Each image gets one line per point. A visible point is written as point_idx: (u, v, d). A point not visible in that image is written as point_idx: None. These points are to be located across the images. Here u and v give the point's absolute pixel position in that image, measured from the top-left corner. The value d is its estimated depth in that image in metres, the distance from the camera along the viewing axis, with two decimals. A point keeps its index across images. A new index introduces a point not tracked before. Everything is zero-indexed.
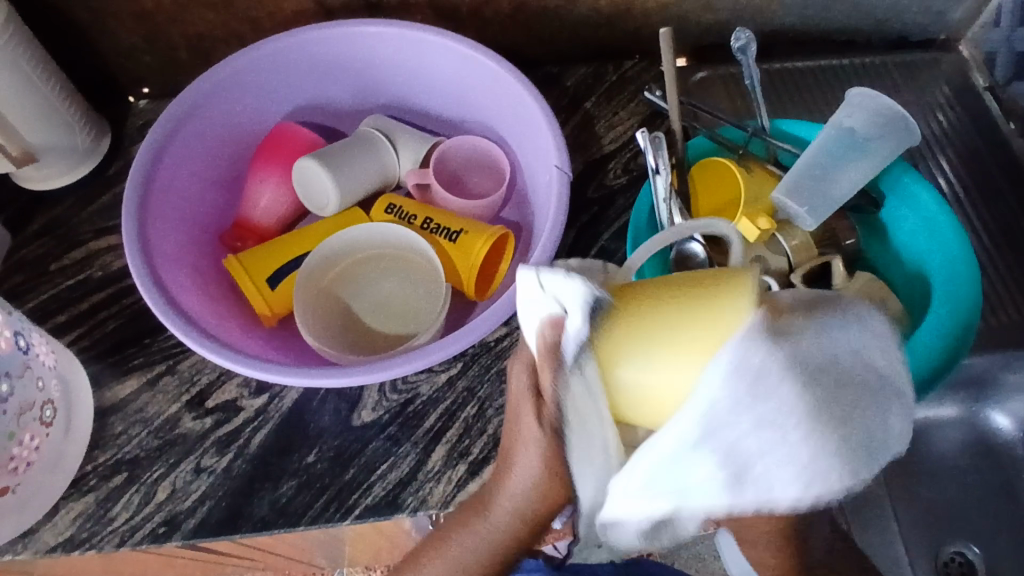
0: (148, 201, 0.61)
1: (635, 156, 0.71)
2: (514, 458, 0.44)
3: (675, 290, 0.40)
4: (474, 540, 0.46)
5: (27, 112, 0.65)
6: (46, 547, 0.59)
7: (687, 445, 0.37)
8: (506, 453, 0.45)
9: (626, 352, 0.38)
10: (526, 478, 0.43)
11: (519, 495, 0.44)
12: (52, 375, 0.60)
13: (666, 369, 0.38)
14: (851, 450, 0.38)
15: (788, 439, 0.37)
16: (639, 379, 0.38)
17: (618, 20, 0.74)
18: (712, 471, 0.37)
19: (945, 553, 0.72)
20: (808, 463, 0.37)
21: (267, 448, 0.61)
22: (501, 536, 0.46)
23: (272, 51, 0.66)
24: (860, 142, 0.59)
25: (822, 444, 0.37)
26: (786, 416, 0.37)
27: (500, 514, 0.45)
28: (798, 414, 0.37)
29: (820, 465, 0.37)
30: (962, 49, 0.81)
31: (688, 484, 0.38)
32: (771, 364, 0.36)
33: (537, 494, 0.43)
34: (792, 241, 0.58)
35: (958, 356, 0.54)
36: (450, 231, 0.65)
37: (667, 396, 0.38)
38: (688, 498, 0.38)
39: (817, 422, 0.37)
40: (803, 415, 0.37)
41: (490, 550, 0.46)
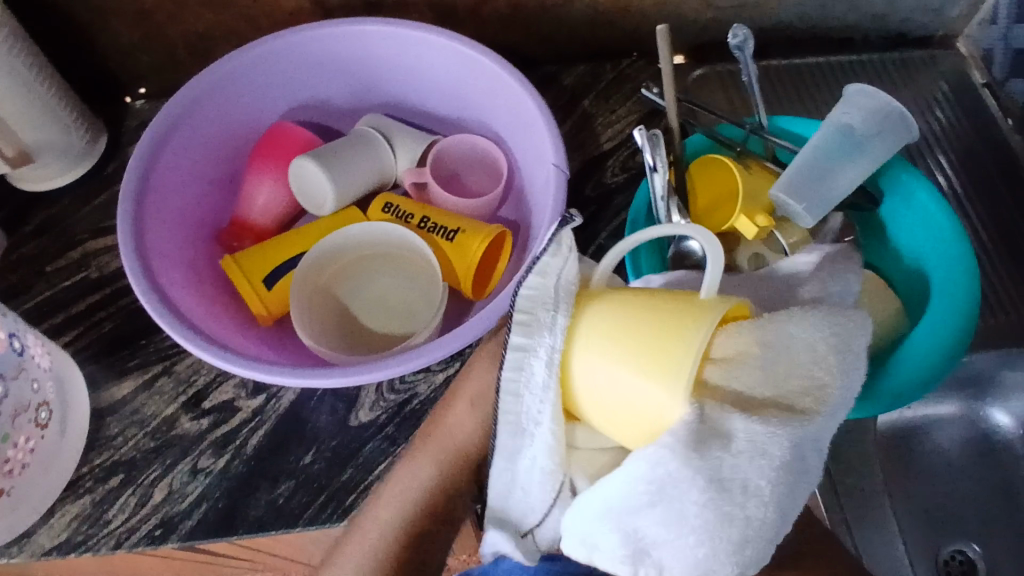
0: (144, 201, 0.61)
1: (633, 154, 0.71)
2: (457, 397, 0.48)
3: (653, 298, 0.39)
4: (416, 479, 0.50)
5: (22, 112, 0.64)
6: (42, 550, 0.59)
7: (608, 506, 0.38)
8: (450, 395, 0.49)
9: (587, 350, 0.38)
10: (469, 412, 0.48)
11: (457, 430, 0.48)
12: (47, 376, 0.59)
13: (614, 374, 0.37)
14: (755, 546, 0.38)
15: (692, 529, 0.37)
16: (592, 383, 0.38)
17: (616, 19, 0.74)
18: (614, 539, 0.38)
19: (946, 552, 0.71)
20: (708, 556, 0.37)
21: (264, 448, 0.61)
22: (438, 475, 0.49)
23: (267, 50, 0.66)
24: (858, 138, 0.59)
25: (719, 542, 0.37)
26: (703, 504, 0.37)
27: (439, 451, 0.49)
28: (709, 510, 0.37)
29: (710, 563, 0.38)
30: (960, 45, 0.81)
31: (596, 540, 0.38)
32: (698, 458, 0.36)
33: (475, 428, 0.48)
34: (791, 238, 0.59)
35: (957, 356, 0.54)
36: (447, 230, 0.65)
37: (609, 408, 0.38)
38: (595, 556, 0.39)
39: (728, 519, 0.37)
40: (707, 515, 0.37)
41: (429, 488, 0.50)
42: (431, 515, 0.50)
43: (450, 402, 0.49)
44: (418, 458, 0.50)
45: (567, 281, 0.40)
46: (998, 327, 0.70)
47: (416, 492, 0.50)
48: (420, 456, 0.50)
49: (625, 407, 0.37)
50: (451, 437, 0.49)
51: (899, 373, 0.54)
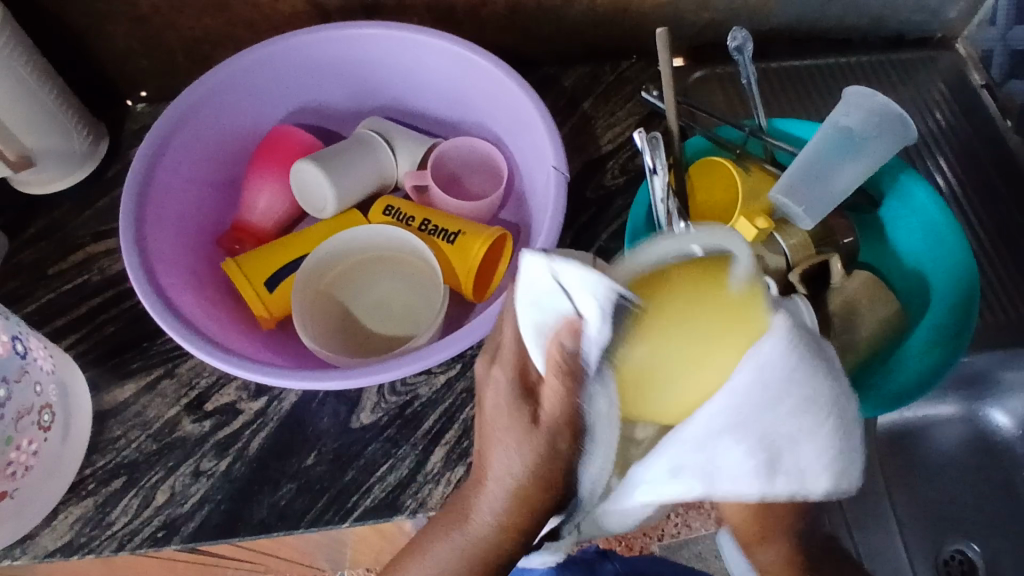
0: (146, 205, 0.61)
1: (633, 156, 0.71)
2: (496, 434, 0.41)
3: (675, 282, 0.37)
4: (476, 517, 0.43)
5: (23, 117, 0.64)
6: (45, 552, 0.59)
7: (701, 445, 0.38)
8: (485, 428, 0.42)
9: (653, 331, 0.35)
10: (508, 451, 0.40)
11: (503, 475, 0.41)
12: (50, 379, 0.59)
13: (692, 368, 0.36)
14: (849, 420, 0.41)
15: (796, 416, 0.39)
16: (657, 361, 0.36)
17: (615, 21, 0.74)
18: (740, 460, 0.39)
19: (946, 552, 0.71)
20: (835, 440, 0.40)
21: (266, 450, 0.61)
22: (507, 512, 0.42)
23: (268, 54, 0.66)
24: (856, 141, 0.59)
25: (821, 419, 0.39)
26: (815, 408, 0.39)
27: (497, 491, 0.41)
28: (822, 406, 0.39)
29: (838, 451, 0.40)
30: (958, 46, 0.81)
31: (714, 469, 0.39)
32: (794, 363, 0.37)
33: (522, 467, 0.40)
34: (791, 241, 0.57)
35: (955, 356, 0.54)
36: (448, 232, 0.65)
37: (690, 368, 0.36)
38: (716, 485, 0.39)
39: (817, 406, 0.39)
40: (824, 408, 0.39)
41: (494, 527, 0.42)
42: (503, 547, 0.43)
43: (489, 439, 0.41)
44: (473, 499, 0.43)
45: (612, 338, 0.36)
46: (997, 327, 0.70)
47: (474, 533, 0.43)
48: (478, 494, 0.42)
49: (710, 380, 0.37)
50: (503, 476, 0.41)
51: (897, 373, 0.55)
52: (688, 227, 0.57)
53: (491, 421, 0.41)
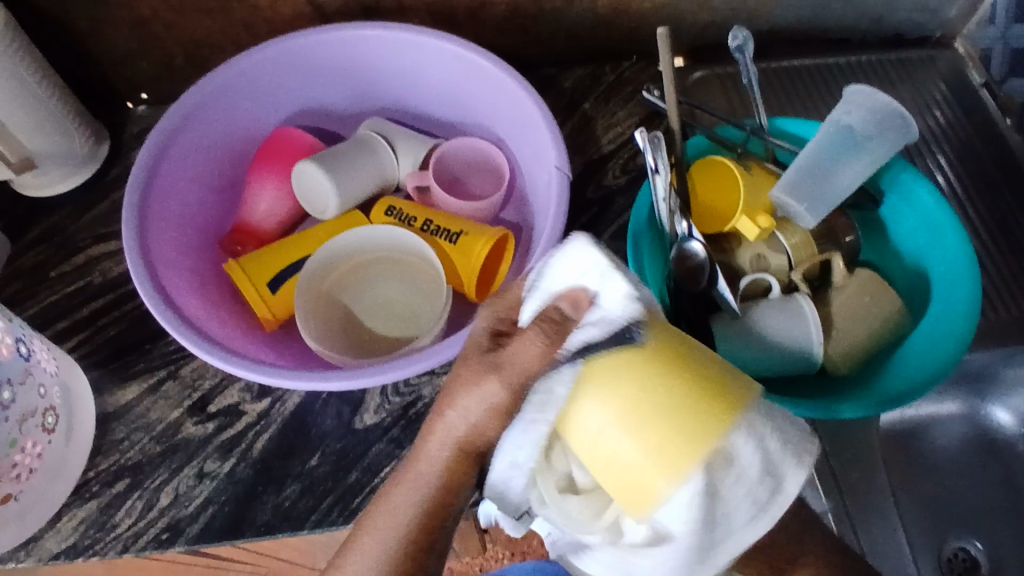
0: (147, 207, 0.61)
1: (633, 156, 0.71)
2: (446, 412, 0.42)
3: (664, 379, 0.36)
4: (412, 488, 0.44)
5: (23, 120, 0.65)
6: (49, 554, 0.59)
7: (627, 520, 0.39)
8: (438, 403, 0.43)
9: (601, 390, 0.37)
10: (463, 421, 0.42)
11: (457, 430, 0.42)
12: (53, 381, 0.60)
13: (607, 440, 0.37)
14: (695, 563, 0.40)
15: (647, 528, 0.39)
16: (598, 437, 0.37)
17: (614, 22, 0.74)
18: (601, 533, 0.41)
19: (949, 549, 0.69)
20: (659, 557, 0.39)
21: (270, 452, 0.61)
22: (438, 485, 0.44)
23: (267, 56, 0.66)
24: (858, 139, 0.59)
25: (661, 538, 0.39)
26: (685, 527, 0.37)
27: (436, 462, 0.43)
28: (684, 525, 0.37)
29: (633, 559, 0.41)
30: (958, 45, 0.82)
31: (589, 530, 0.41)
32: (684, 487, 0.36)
33: (466, 442, 0.42)
34: (792, 239, 0.60)
35: (959, 352, 0.53)
36: (450, 233, 0.65)
37: (627, 481, 0.37)
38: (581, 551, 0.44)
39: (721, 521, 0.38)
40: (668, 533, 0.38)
41: (424, 500, 0.44)
42: (431, 522, 0.45)
43: (440, 412, 0.43)
44: (412, 475, 0.44)
45: (600, 336, 0.38)
46: (997, 325, 0.70)
47: (423, 494, 0.44)
48: (412, 464, 0.44)
49: (621, 468, 0.37)
50: (445, 444, 0.43)
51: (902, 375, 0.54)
52: (689, 227, 0.58)
53: (444, 395, 0.43)
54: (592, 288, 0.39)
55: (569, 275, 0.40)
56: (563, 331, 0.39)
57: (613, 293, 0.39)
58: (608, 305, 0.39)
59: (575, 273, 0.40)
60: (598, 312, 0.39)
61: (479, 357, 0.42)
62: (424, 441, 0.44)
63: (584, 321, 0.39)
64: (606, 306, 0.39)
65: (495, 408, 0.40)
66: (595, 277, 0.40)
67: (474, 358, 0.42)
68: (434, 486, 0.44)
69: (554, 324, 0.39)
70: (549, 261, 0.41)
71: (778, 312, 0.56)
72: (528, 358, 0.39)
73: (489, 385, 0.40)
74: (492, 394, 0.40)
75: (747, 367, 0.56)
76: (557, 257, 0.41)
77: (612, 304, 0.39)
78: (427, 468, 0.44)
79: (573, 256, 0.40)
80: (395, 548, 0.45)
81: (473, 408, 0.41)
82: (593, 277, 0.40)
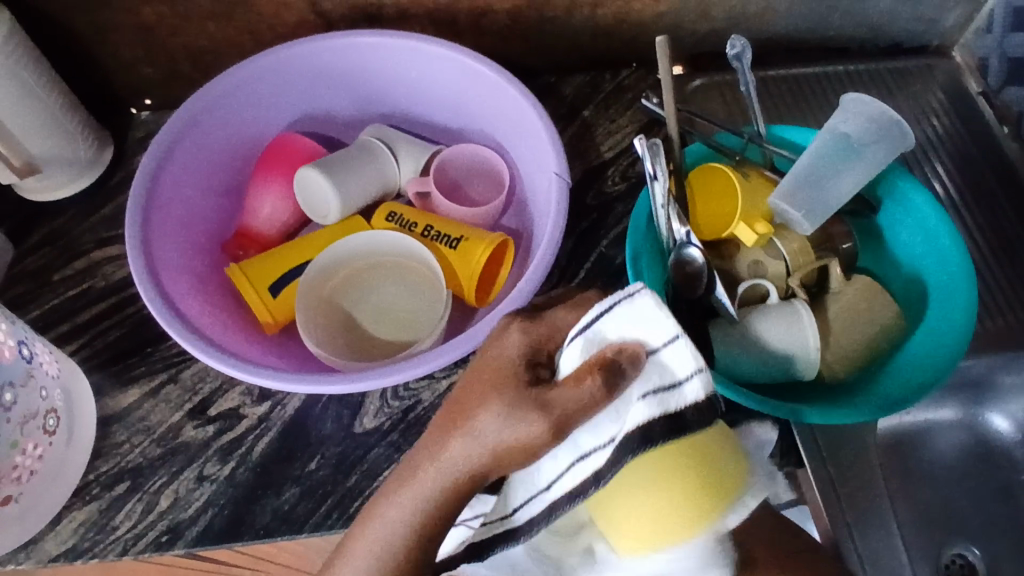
0: (150, 211, 0.62)
1: (632, 163, 0.72)
2: (455, 433, 0.37)
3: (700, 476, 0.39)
4: (406, 511, 0.37)
5: (27, 124, 0.65)
6: (49, 556, 0.59)
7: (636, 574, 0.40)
8: (448, 418, 0.37)
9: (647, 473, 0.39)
10: (478, 441, 0.36)
11: (468, 454, 0.36)
12: (55, 384, 0.60)
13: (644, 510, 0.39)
14: None
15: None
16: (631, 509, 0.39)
17: (613, 31, 0.75)
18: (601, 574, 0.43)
19: (947, 556, 0.69)
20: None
21: (270, 456, 0.61)
22: (436, 510, 0.37)
23: (271, 63, 0.67)
24: (855, 147, 0.59)
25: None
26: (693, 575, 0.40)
27: (432, 483, 0.37)
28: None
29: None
30: (955, 54, 0.82)
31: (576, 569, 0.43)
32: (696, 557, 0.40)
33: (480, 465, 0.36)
34: (790, 245, 0.60)
35: (953, 359, 0.54)
36: (450, 238, 0.66)
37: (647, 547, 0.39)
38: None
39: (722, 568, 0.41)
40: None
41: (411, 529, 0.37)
42: (418, 554, 0.37)
43: (453, 428, 0.37)
44: (406, 497, 0.37)
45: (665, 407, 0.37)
46: (995, 332, 0.70)
47: (412, 522, 0.37)
48: (407, 487, 0.37)
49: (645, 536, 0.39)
50: (457, 464, 0.36)
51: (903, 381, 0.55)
52: (687, 233, 0.58)
53: (461, 407, 0.37)
54: (659, 343, 0.38)
55: (629, 327, 0.38)
56: (618, 382, 0.36)
57: (677, 361, 0.37)
58: (676, 368, 0.38)
59: (636, 326, 0.38)
60: (664, 375, 0.38)
61: (512, 385, 0.36)
62: (426, 454, 0.37)
63: (644, 386, 0.37)
64: (668, 373, 0.38)
65: (519, 444, 0.35)
66: (660, 337, 0.38)
67: (499, 375, 0.37)
68: (432, 513, 0.37)
69: (612, 372, 0.36)
70: (612, 305, 0.38)
71: (775, 317, 0.57)
72: (572, 403, 0.35)
73: (525, 414, 0.35)
74: (525, 420, 0.35)
75: (745, 376, 0.56)
76: (623, 304, 0.38)
77: (679, 369, 0.38)
78: (427, 487, 0.37)
79: (638, 309, 0.38)
80: None
81: (495, 432, 0.36)
82: (657, 335, 0.38)
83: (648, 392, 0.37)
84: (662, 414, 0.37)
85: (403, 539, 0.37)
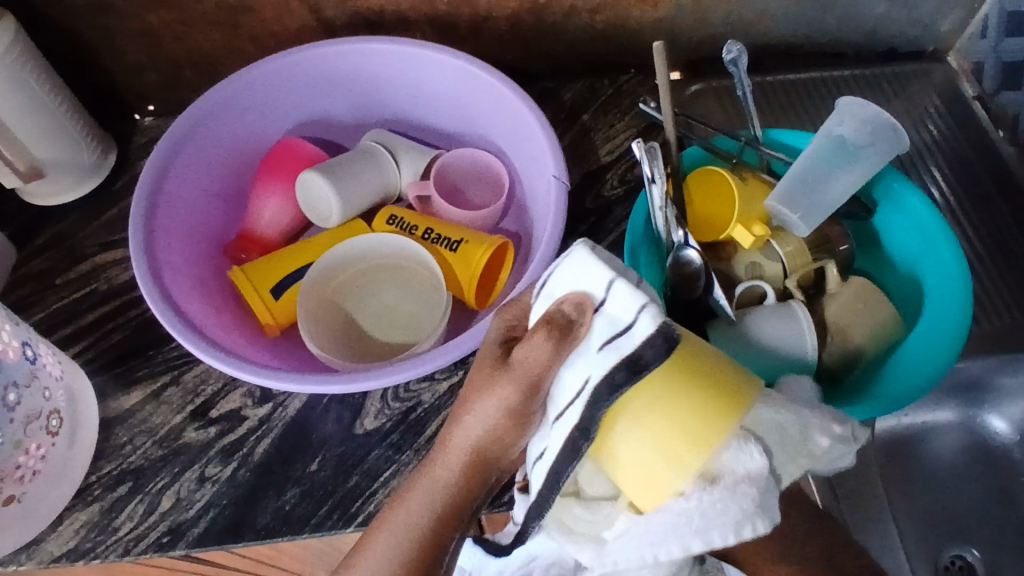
0: (154, 213, 0.62)
1: (631, 167, 0.73)
2: (461, 418, 0.42)
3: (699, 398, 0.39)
4: (428, 491, 0.43)
5: (31, 129, 0.66)
6: (51, 557, 0.59)
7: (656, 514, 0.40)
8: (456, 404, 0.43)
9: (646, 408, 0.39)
10: (482, 420, 0.41)
11: (468, 437, 0.42)
12: (58, 385, 0.60)
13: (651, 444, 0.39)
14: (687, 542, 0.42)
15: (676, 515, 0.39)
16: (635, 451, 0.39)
17: (612, 36, 0.76)
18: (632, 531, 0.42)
19: (945, 558, 0.70)
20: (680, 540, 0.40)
21: (271, 456, 0.62)
22: (455, 485, 0.43)
23: (273, 69, 0.68)
24: (850, 149, 0.60)
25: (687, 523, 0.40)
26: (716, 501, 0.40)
27: (454, 459, 0.43)
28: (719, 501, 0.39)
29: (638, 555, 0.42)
30: (950, 59, 0.83)
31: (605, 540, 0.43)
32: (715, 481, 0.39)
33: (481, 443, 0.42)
34: (786, 247, 0.61)
35: (950, 359, 0.54)
36: (451, 241, 0.66)
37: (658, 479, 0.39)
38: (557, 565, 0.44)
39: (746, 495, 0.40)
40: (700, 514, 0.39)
41: (436, 507, 0.43)
42: (443, 528, 0.43)
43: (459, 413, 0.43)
44: (426, 479, 0.43)
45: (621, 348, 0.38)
46: (992, 334, 0.70)
47: (432, 502, 0.43)
48: (423, 471, 0.44)
49: (655, 470, 0.39)
50: (463, 444, 0.42)
51: (904, 380, 0.55)
52: (685, 235, 0.59)
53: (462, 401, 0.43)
54: (600, 294, 0.39)
55: (570, 278, 0.41)
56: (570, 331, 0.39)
57: (621, 304, 0.38)
58: (623, 311, 0.38)
59: (574, 278, 0.40)
60: (614, 324, 0.38)
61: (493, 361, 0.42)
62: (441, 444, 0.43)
63: (596, 334, 0.39)
64: (615, 314, 0.38)
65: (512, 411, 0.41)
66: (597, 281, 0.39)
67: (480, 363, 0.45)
68: (450, 489, 0.43)
69: (561, 326, 0.39)
70: (555, 266, 0.42)
71: (773, 317, 0.57)
72: (534, 363, 0.39)
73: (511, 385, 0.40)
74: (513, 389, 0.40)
75: (746, 375, 0.56)
76: (564, 263, 0.41)
77: (621, 312, 0.38)
78: (440, 467, 0.43)
79: (580, 264, 0.40)
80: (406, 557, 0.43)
81: (490, 407, 0.41)
82: (595, 280, 0.40)
83: (602, 338, 0.38)
84: (619, 361, 0.38)
85: (427, 516, 0.43)
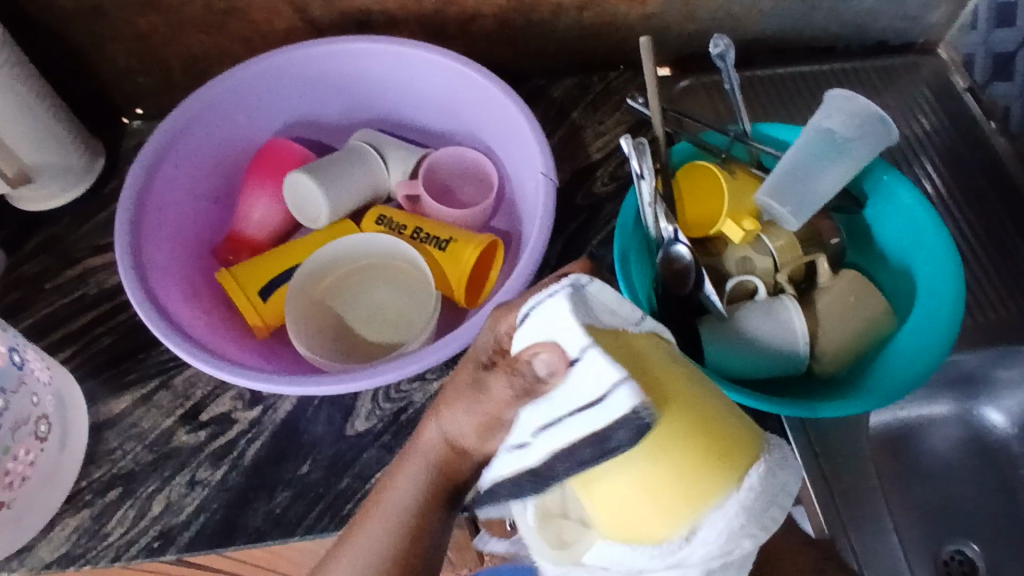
0: (141, 217, 0.62)
1: (621, 164, 0.72)
2: (440, 412, 0.45)
3: (691, 440, 0.34)
4: (403, 491, 0.46)
5: (17, 134, 0.66)
6: (42, 563, 0.59)
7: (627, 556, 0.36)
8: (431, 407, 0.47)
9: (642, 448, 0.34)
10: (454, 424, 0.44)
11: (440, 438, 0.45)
12: (47, 390, 0.60)
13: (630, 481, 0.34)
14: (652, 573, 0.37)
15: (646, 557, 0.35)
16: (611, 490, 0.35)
17: (600, 33, 0.75)
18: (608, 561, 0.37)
19: (946, 552, 0.69)
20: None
21: (261, 460, 0.61)
22: (430, 483, 0.46)
23: (258, 71, 0.67)
24: (839, 142, 0.59)
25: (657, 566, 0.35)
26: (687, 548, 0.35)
27: (429, 457, 0.46)
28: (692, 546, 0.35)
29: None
30: (941, 51, 0.83)
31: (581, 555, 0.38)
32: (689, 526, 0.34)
33: (452, 443, 0.45)
34: (777, 242, 0.61)
35: (942, 351, 0.54)
36: (440, 240, 0.66)
37: (629, 515, 0.35)
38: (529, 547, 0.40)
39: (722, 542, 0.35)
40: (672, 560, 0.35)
41: (415, 500, 0.46)
42: (419, 525, 0.46)
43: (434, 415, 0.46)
44: (403, 478, 0.46)
45: (582, 423, 0.34)
46: (988, 325, 0.70)
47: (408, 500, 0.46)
48: (400, 470, 0.47)
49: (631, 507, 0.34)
50: (437, 443, 0.45)
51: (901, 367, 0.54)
52: (675, 231, 0.58)
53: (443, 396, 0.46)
54: (574, 352, 0.35)
55: (551, 323, 0.36)
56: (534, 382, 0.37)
57: (591, 371, 0.34)
58: (594, 382, 0.34)
59: (555, 326, 0.36)
60: (581, 393, 0.34)
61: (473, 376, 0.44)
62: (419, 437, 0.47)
63: (563, 399, 0.35)
64: (585, 384, 0.34)
65: (484, 422, 0.42)
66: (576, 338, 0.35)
67: (471, 362, 0.45)
68: (425, 485, 0.46)
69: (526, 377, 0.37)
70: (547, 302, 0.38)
71: (763, 316, 0.57)
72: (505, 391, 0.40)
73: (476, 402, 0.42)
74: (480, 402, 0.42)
75: (732, 372, 0.56)
76: (552, 305, 0.37)
77: (590, 380, 0.34)
78: (416, 465, 0.46)
79: (565, 310, 0.36)
80: (385, 556, 0.46)
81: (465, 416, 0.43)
82: (574, 334, 0.35)
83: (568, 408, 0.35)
84: (585, 435, 0.34)
85: (404, 513, 0.46)
